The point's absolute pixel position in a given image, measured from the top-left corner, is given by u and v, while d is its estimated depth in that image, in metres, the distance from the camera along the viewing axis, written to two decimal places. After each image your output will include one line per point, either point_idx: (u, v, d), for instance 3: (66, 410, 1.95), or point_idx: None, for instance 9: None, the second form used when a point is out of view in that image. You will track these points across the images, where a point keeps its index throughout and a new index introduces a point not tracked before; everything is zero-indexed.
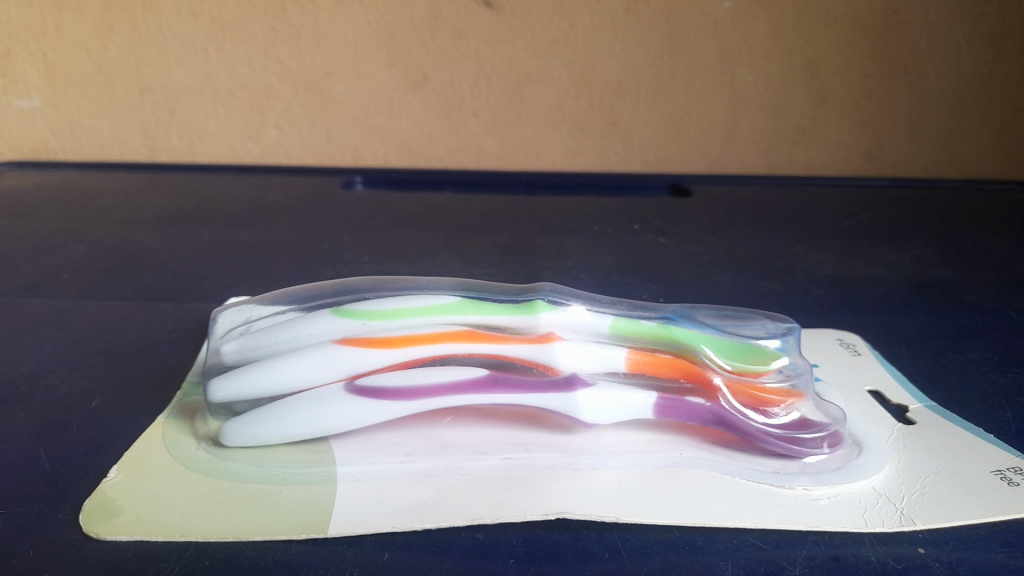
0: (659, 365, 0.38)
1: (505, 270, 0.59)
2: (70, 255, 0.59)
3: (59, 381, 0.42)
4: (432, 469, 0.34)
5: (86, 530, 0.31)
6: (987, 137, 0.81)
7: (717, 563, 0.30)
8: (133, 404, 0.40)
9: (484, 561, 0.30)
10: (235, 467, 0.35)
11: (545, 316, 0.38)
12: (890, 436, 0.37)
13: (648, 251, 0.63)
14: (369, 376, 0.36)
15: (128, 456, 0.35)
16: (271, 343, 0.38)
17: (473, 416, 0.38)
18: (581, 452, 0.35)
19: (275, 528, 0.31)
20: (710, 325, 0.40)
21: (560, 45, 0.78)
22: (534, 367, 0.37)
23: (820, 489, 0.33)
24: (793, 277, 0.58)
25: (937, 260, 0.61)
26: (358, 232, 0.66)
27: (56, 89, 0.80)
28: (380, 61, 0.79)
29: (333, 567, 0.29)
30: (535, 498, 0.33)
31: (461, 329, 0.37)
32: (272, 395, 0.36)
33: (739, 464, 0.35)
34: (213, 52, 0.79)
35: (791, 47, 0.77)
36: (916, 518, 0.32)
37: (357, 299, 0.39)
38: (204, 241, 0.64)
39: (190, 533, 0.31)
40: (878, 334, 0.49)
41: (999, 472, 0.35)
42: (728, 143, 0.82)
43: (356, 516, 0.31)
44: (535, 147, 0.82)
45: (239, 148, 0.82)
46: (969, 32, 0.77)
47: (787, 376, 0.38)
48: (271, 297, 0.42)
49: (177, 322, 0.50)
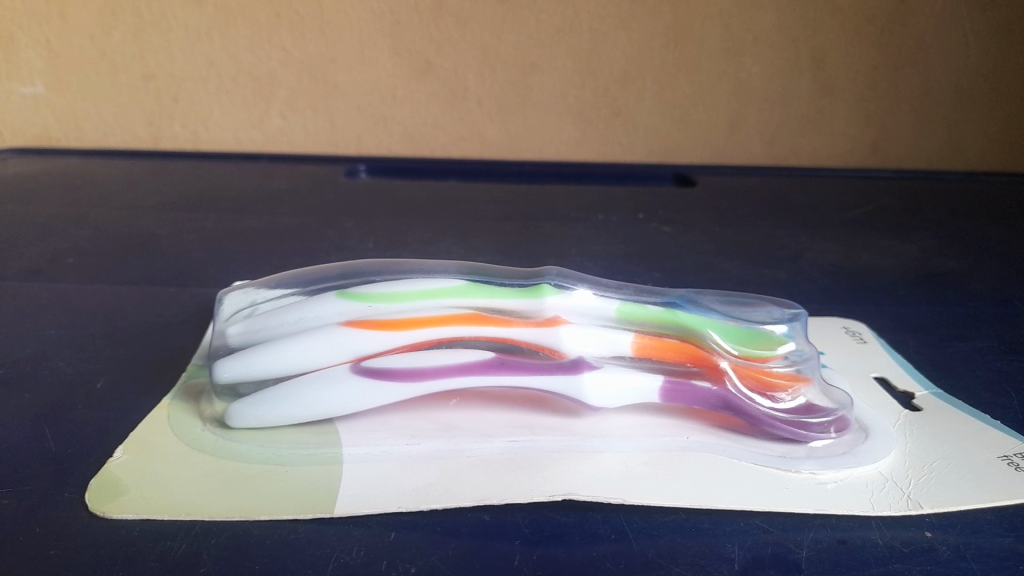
0: (665, 349, 0.37)
1: (509, 257, 0.59)
2: (74, 240, 0.59)
3: (63, 363, 0.42)
4: (438, 450, 0.34)
5: (92, 508, 0.31)
6: (992, 129, 0.81)
7: (723, 544, 0.30)
8: (137, 386, 0.40)
9: (490, 541, 0.30)
10: (241, 448, 0.35)
11: (551, 300, 0.38)
12: (895, 422, 0.37)
13: (652, 239, 0.63)
14: (375, 358, 0.36)
15: (134, 436, 0.35)
16: (277, 324, 0.38)
17: (479, 399, 0.38)
18: (587, 435, 0.35)
19: (280, 508, 0.31)
20: (717, 310, 0.40)
21: (564, 34, 0.77)
22: (540, 350, 0.37)
23: (826, 473, 0.33)
24: (798, 266, 0.58)
25: (942, 250, 0.61)
26: (362, 220, 0.66)
27: (59, 76, 0.80)
28: (384, 49, 0.78)
29: (339, 546, 0.29)
30: (541, 480, 0.32)
31: (467, 313, 0.37)
32: (277, 377, 0.36)
33: (745, 448, 0.35)
34: (216, 39, 0.78)
35: (796, 37, 0.77)
36: (923, 502, 0.32)
37: (363, 282, 0.39)
38: (208, 227, 0.63)
39: (196, 512, 0.31)
40: (883, 323, 0.49)
41: (1006, 457, 0.34)
42: (733, 134, 0.82)
43: (362, 497, 0.31)
44: (539, 137, 0.82)
45: (242, 137, 0.82)
46: (976, 22, 0.77)
47: (792, 361, 0.38)
48: (276, 280, 0.42)
49: (181, 306, 0.50)
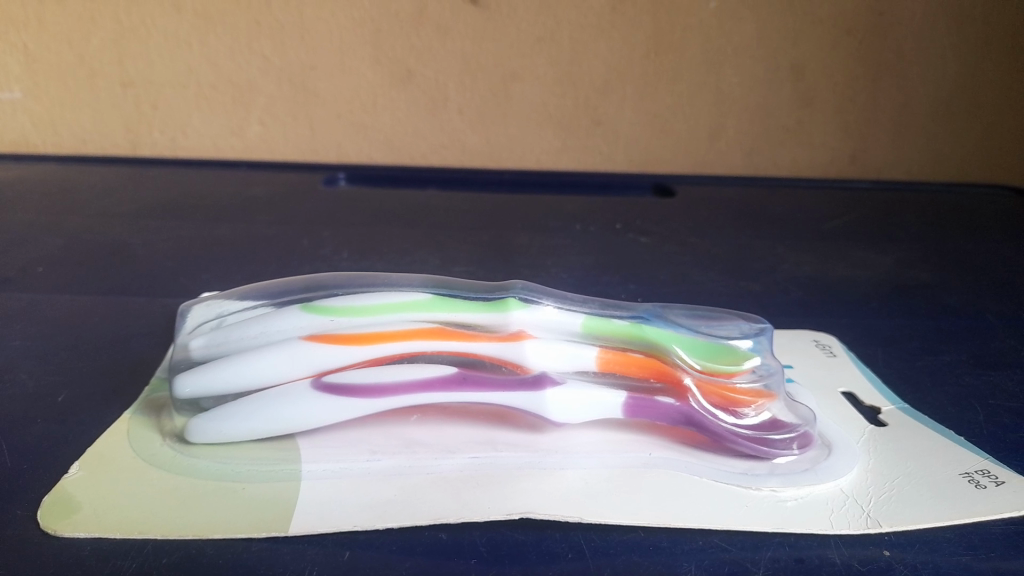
0: (630, 365, 0.37)
1: (485, 268, 0.59)
2: (46, 248, 0.59)
3: (26, 375, 0.42)
4: (398, 466, 0.34)
5: (43, 526, 0.30)
6: (970, 141, 0.81)
7: (681, 563, 0.30)
8: (101, 399, 0.40)
9: (447, 560, 0.30)
10: (199, 464, 0.34)
11: (517, 314, 0.37)
12: (860, 438, 0.37)
13: (629, 250, 0.63)
14: (337, 373, 0.36)
15: (92, 452, 0.35)
16: (239, 338, 0.37)
17: (442, 415, 0.37)
18: (549, 451, 0.35)
19: (236, 525, 0.31)
20: (684, 324, 0.40)
21: (545, 43, 0.77)
22: (504, 365, 0.37)
23: (788, 490, 0.33)
24: (773, 277, 0.58)
25: (918, 262, 0.61)
26: (338, 229, 0.66)
27: (37, 82, 0.79)
28: (365, 57, 0.78)
29: (291, 567, 0.29)
30: (500, 497, 0.32)
31: (431, 327, 0.37)
32: (238, 392, 0.36)
33: (708, 465, 0.35)
34: (195, 46, 0.78)
35: (776, 48, 0.77)
36: (882, 521, 0.32)
37: (326, 295, 0.39)
38: (183, 236, 0.63)
39: (149, 530, 0.30)
40: (855, 335, 0.49)
41: (967, 475, 0.34)
42: (713, 143, 0.82)
43: (318, 514, 0.31)
44: (520, 146, 0.82)
45: (222, 144, 0.82)
46: (954, 35, 0.77)
47: (759, 376, 0.38)
48: (242, 292, 0.42)
49: (151, 317, 0.49)
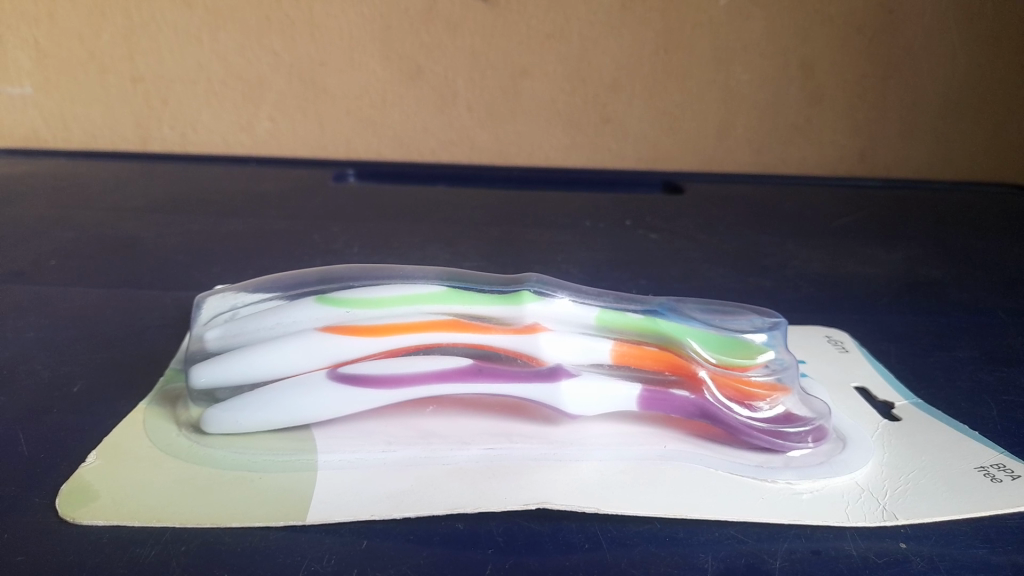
0: (644, 357, 0.37)
1: (495, 263, 0.59)
2: (58, 242, 0.59)
3: (41, 366, 0.42)
4: (413, 457, 0.34)
5: (63, 514, 0.31)
6: (980, 139, 0.81)
7: (698, 554, 0.30)
8: (116, 389, 0.40)
9: (463, 550, 0.30)
10: (216, 454, 0.34)
11: (531, 307, 0.38)
12: (873, 432, 0.37)
13: (639, 247, 0.63)
14: (353, 364, 0.36)
15: (108, 442, 0.35)
16: (255, 329, 0.37)
17: (457, 407, 0.37)
18: (564, 444, 0.35)
19: (254, 514, 0.31)
20: (698, 318, 0.40)
21: (554, 39, 0.77)
22: (518, 357, 0.37)
23: (803, 483, 0.33)
24: (783, 274, 0.58)
25: (928, 259, 0.61)
26: (348, 224, 0.66)
27: (48, 77, 0.79)
28: (375, 54, 0.78)
29: (309, 555, 0.29)
30: (516, 488, 0.32)
31: (446, 319, 0.37)
32: (254, 383, 0.36)
33: (722, 458, 0.35)
34: (206, 41, 0.78)
35: (785, 46, 0.77)
36: (898, 513, 0.32)
37: (342, 287, 0.39)
38: (193, 230, 0.63)
39: (168, 518, 0.30)
40: (866, 331, 0.49)
41: (982, 469, 0.34)
42: (721, 140, 0.82)
43: (335, 504, 0.31)
44: (529, 143, 0.82)
45: (231, 140, 0.82)
46: (964, 33, 0.77)
47: (773, 370, 0.39)
48: (256, 284, 0.42)
49: (163, 310, 0.49)
